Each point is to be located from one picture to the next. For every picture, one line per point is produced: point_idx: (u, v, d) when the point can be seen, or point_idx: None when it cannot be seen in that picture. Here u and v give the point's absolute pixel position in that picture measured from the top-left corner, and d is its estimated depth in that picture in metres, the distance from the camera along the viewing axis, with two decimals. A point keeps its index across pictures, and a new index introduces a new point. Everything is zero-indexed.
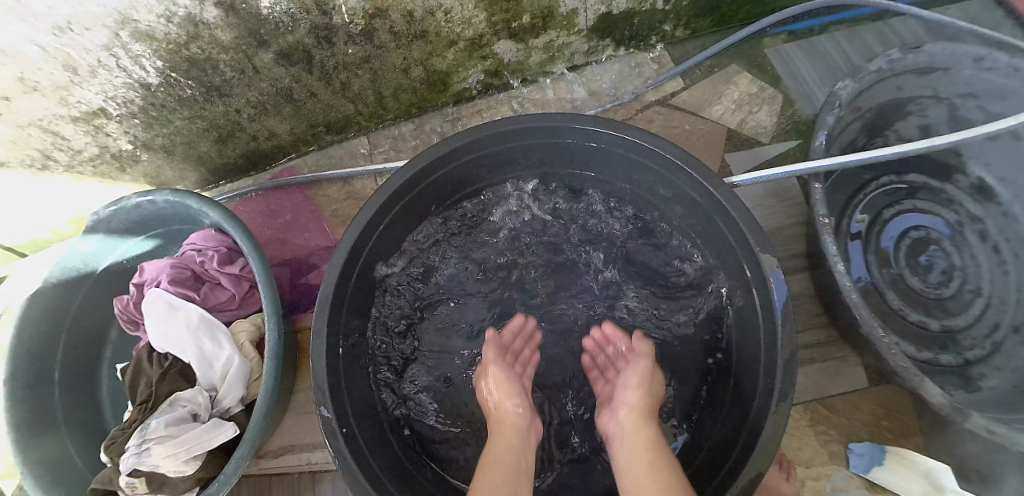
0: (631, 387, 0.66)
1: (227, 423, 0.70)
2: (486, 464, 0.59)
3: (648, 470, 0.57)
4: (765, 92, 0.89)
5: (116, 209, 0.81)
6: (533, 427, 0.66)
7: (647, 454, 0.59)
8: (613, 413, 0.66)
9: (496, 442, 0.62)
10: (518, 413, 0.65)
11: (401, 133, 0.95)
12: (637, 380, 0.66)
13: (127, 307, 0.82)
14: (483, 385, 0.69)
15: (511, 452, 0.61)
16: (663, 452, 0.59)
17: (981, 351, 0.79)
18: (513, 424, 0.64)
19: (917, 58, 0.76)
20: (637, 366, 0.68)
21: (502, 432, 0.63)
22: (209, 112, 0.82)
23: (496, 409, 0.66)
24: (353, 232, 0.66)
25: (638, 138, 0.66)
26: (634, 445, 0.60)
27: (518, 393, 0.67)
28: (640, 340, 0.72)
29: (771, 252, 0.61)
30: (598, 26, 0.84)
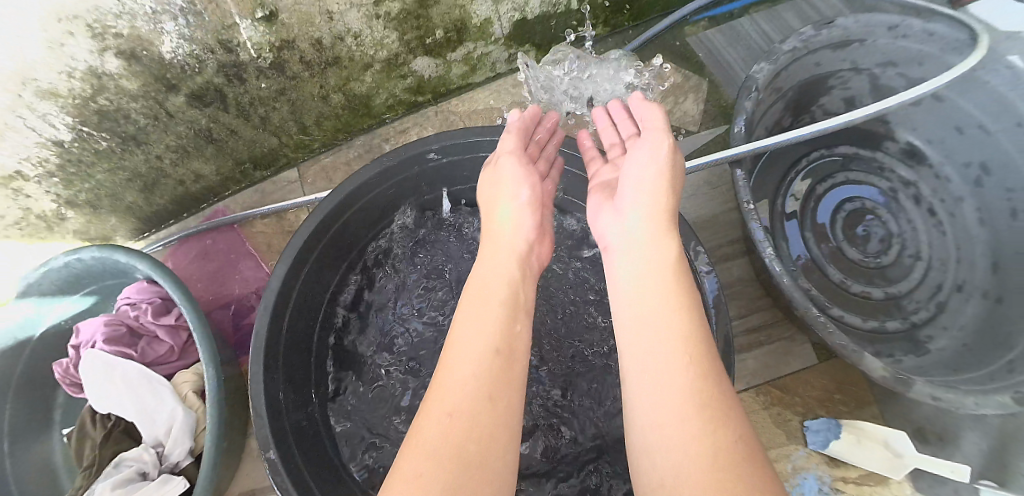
0: (648, 171, 0.57)
1: (176, 477, 0.69)
2: (473, 301, 0.51)
3: (649, 308, 0.47)
4: (689, 80, 0.90)
5: (45, 271, 0.79)
6: (535, 250, 0.60)
7: (660, 267, 0.49)
8: (618, 209, 0.57)
9: (491, 278, 0.53)
10: (515, 236, 0.58)
11: (333, 160, 0.94)
12: (656, 166, 0.57)
13: (68, 371, 0.80)
14: (495, 180, 0.63)
15: (508, 295, 0.51)
16: (682, 271, 0.49)
17: (927, 313, 0.81)
18: (516, 248, 0.57)
19: (830, 33, 0.76)
20: (649, 143, 0.59)
21: (503, 256, 0.56)
22: (129, 161, 0.80)
23: (494, 219, 0.61)
24: (279, 271, 0.64)
25: None
26: (650, 261, 0.50)
27: (526, 203, 0.60)
28: (655, 111, 0.61)
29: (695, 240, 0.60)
30: (514, 33, 0.84)
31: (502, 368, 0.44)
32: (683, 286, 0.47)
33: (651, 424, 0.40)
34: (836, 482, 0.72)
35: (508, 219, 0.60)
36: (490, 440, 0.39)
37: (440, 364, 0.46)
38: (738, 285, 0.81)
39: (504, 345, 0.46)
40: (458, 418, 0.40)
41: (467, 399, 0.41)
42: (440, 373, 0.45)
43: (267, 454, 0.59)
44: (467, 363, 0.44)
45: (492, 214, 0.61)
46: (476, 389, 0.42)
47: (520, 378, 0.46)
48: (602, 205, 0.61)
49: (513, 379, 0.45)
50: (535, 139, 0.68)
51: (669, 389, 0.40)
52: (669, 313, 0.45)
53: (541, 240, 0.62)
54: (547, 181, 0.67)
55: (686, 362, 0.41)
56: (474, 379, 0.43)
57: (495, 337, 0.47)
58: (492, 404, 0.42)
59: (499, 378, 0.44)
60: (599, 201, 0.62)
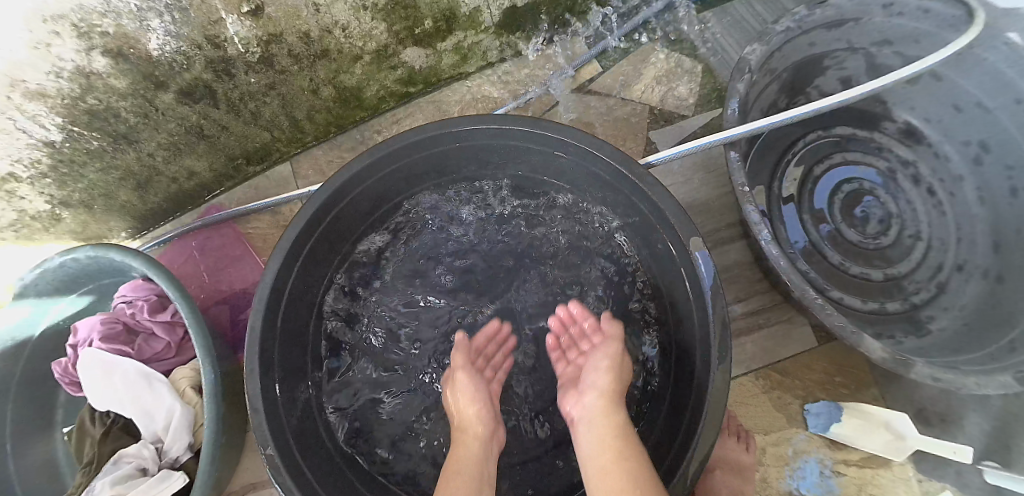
0: (600, 369, 0.64)
1: (176, 472, 0.69)
2: (449, 479, 0.59)
3: (610, 460, 0.56)
4: (683, 64, 0.89)
5: (41, 272, 0.79)
6: (497, 439, 0.65)
7: (606, 447, 0.57)
8: (578, 397, 0.64)
9: (460, 464, 0.60)
10: (477, 423, 0.65)
11: (326, 154, 0.94)
12: (607, 363, 0.64)
13: (67, 370, 0.81)
14: (453, 393, 0.68)
15: (478, 471, 0.60)
16: (628, 440, 0.58)
17: (927, 294, 0.80)
18: (477, 435, 0.63)
19: (824, 12, 0.75)
20: (604, 352, 0.66)
21: (470, 446, 0.62)
22: (122, 160, 0.80)
23: (460, 414, 0.66)
24: (272, 267, 0.63)
25: (550, 130, 0.65)
26: (601, 433, 0.59)
27: (481, 407, 0.66)
28: (610, 322, 0.70)
29: (691, 223, 0.60)
30: (504, 21, 0.83)
31: None
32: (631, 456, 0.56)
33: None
34: (837, 465, 0.72)
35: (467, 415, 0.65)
36: None
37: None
38: (735, 269, 0.81)
39: None
40: None
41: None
42: None
43: (263, 451, 0.58)
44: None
45: (456, 416, 0.67)
46: None
47: None
48: (566, 396, 0.67)
49: None
50: (489, 360, 0.74)
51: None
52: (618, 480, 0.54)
53: (500, 431, 0.67)
54: (496, 384, 0.72)
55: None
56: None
57: None
58: None
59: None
60: (564, 396, 0.68)
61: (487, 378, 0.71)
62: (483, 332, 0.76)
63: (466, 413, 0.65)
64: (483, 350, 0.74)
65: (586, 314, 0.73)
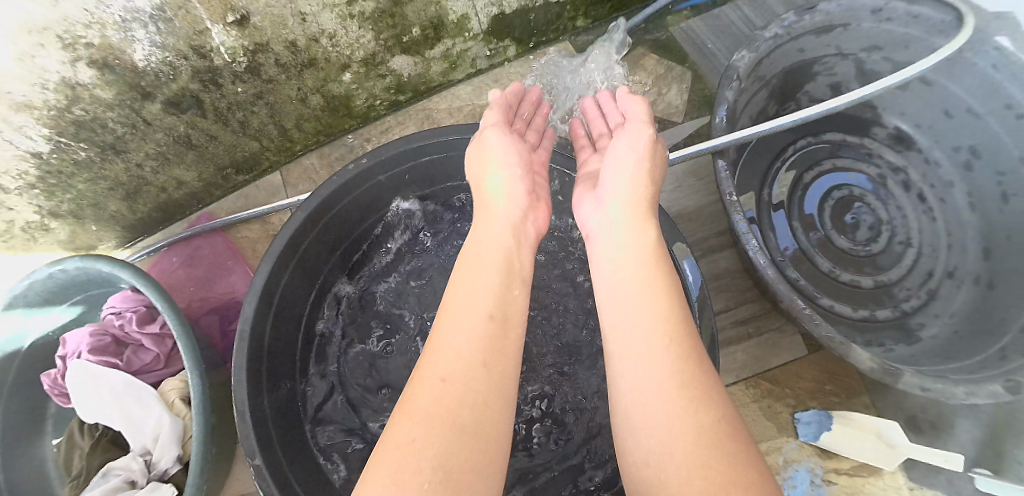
0: (632, 148, 0.59)
1: (165, 484, 0.69)
2: (468, 268, 0.51)
3: (640, 285, 0.47)
4: (673, 70, 0.89)
5: (29, 283, 0.78)
6: (530, 220, 0.59)
7: (649, 254, 0.50)
8: (600, 199, 0.58)
9: (485, 249, 0.53)
10: (510, 204, 0.58)
11: (314, 162, 0.93)
12: (638, 143, 0.60)
13: (56, 382, 0.80)
14: (476, 149, 0.63)
15: (509, 265, 0.51)
16: (662, 256, 0.50)
17: (918, 300, 0.80)
18: (512, 218, 0.57)
19: (812, 18, 0.76)
20: (629, 134, 0.61)
21: (498, 228, 0.55)
22: (110, 171, 0.80)
23: (492, 194, 0.59)
24: (258, 279, 0.63)
25: None
26: (632, 245, 0.51)
27: (515, 178, 0.60)
28: (637, 101, 0.64)
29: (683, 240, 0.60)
30: (492, 28, 0.82)
31: (496, 335, 0.44)
32: (665, 269, 0.48)
33: (637, 398, 0.41)
34: (828, 474, 0.72)
35: (497, 186, 0.59)
36: (485, 409, 0.39)
37: (425, 347, 0.44)
38: (726, 277, 0.80)
39: (498, 312, 0.46)
40: (451, 384, 0.40)
41: (458, 367, 0.41)
42: (432, 340, 0.45)
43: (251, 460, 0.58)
44: (460, 336, 0.43)
45: (483, 184, 0.61)
46: (473, 355, 0.42)
47: (516, 346, 0.46)
48: (584, 195, 0.62)
49: (508, 346, 0.45)
50: (524, 127, 0.70)
51: (650, 378, 0.40)
52: (647, 294, 0.46)
53: (537, 208, 0.61)
54: (539, 152, 0.68)
55: (675, 348, 0.41)
56: (468, 345, 0.43)
57: (491, 305, 0.46)
58: (487, 369, 0.42)
59: (494, 346, 0.43)
60: (583, 182, 0.65)
61: (522, 141, 0.67)
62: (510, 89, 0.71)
63: (486, 189, 0.60)
64: (514, 108, 0.70)
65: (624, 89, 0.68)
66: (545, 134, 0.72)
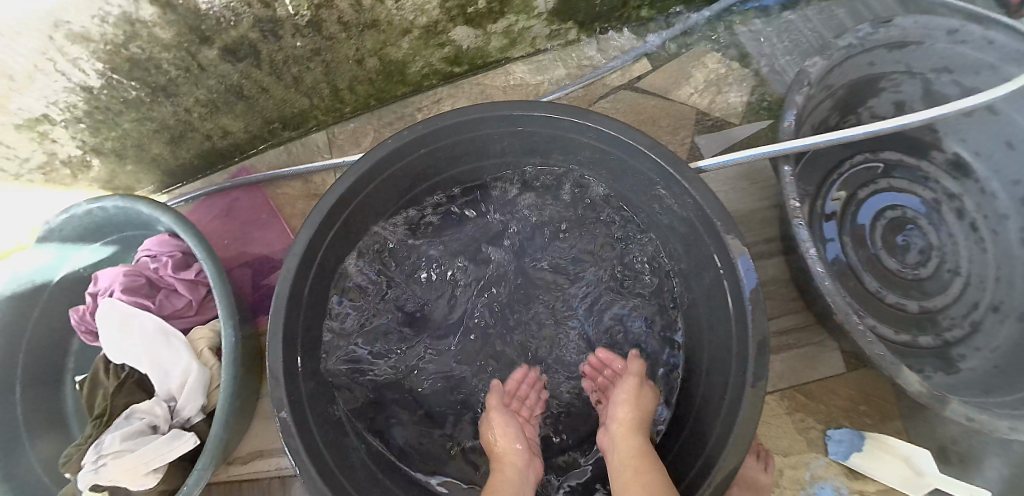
0: (621, 402, 0.67)
1: (187, 433, 0.69)
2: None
3: (632, 475, 0.59)
4: (734, 71, 0.87)
5: (67, 218, 0.78)
6: (533, 467, 0.67)
7: (633, 464, 0.60)
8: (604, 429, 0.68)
9: (504, 472, 0.64)
10: (512, 453, 0.66)
11: (361, 126, 0.91)
12: (625, 396, 0.67)
13: (83, 318, 0.80)
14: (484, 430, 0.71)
15: (515, 482, 0.63)
16: (650, 458, 0.60)
17: (961, 330, 0.78)
18: (516, 462, 0.66)
19: (887, 32, 0.74)
20: (624, 383, 0.69)
21: (504, 471, 0.64)
22: (158, 113, 0.78)
23: (501, 448, 0.67)
24: (304, 236, 0.62)
25: (600, 124, 0.63)
26: (624, 456, 0.62)
27: (511, 437, 0.68)
28: (634, 360, 0.73)
29: (739, 235, 0.58)
30: (557, 8, 0.80)
31: None
32: (650, 464, 0.60)
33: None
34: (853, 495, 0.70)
35: (498, 441, 0.68)
36: None
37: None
38: (771, 285, 0.79)
39: None
40: None
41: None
42: None
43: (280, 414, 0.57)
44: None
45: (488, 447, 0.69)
46: None
47: None
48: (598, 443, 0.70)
49: None
50: (526, 395, 0.75)
51: None
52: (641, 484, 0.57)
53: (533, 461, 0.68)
54: (530, 425, 0.73)
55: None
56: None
57: None
58: None
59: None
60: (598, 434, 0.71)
61: (523, 420, 0.72)
62: (513, 374, 0.77)
63: (501, 442, 0.68)
64: (514, 390, 0.75)
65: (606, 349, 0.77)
66: (539, 403, 0.76)
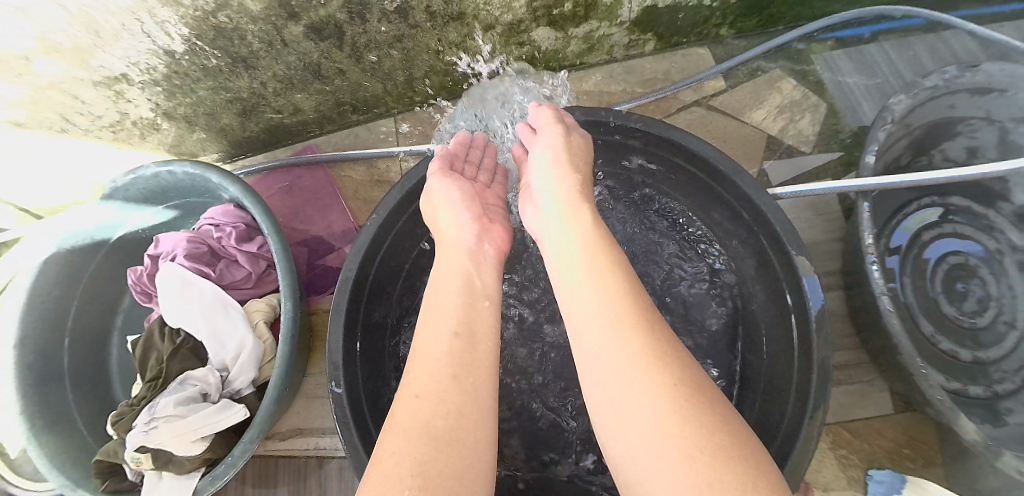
0: (545, 170, 0.60)
1: (236, 404, 0.69)
2: (429, 298, 0.53)
3: (593, 268, 0.48)
4: (808, 100, 0.87)
5: (133, 178, 0.79)
6: (485, 241, 0.61)
7: (592, 242, 0.51)
8: (537, 202, 0.60)
9: (445, 274, 0.55)
10: (460, 235, 0.60)
11: (430, 115, 0.91)
12: (552, 150, 0.61)
13: (141, 279, 0.81)
14: (427, 204, 0.64)
15: (450, 279, 0.54)
16: (609, 242, 0.52)
17: (1011, 385, 0.76)
18: (461, 244, 0.59)
19: (972, 77, 0.73)
20: (546, 138, 0.62)
21: (454, 255, 0.57)
22: (234, 84, 0.79)
23: (441, 229, 0.61)
24: (376, 219, 0.64)
25: (668, 133, 0.63)
26: (584, 237, 0.52)
27: (464, 211, 0.61)
28: (542, 110, 0.65)
29: (807, 257, 0.57)
30: (641, 19, 0.80)
31: (462, 351, 0.46)
32: (609, 247, 0.51)
33: (607, 402, 0.41)
34: None
35: (447, 223, 0.61)
36: (459, 417, 0.41)
37: (406, 368, 0.47)
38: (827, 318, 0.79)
39: (463, 329, 0.48)
40: (424, 398, 0.42)
41: (433, 386, 0.43)
42: (404, 378, 0.46)
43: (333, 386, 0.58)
44: (429, 355, 0.46)
45: (437, 227, 0.62)
46: (445, 367, 0.45)
47: (488, 360, 0.47)
48: (526, 201, 0.63)
49: (479, 361, 0.46)
50: (464, 164, 0.70)
51: (610, 345, 0.42)
52: (604, 275, 0.47)
53: (491, 230, 0.63)
54: (490, 203, 0.67)
55: (636, 334, 0.42)
56: (439, 363, 0.45)
57: (456, 324, 0.49)
58: (457, 381, 0.44)
59: (466, 361, 0.46)
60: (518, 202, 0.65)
61: (469, 179, 0.68)
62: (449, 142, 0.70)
63: (437, 230, 0.62)
64: (460, 156, 0.70)
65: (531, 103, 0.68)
66: (498, 170, 0.74)
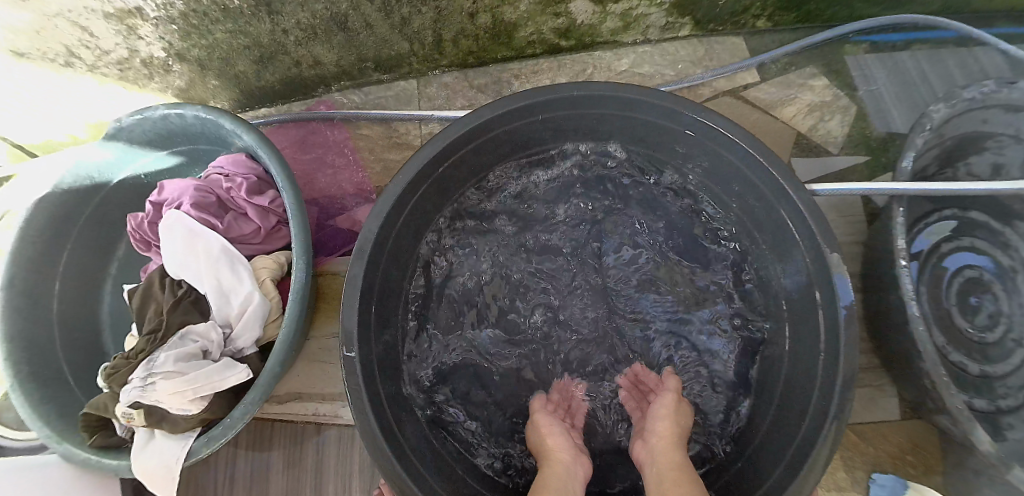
0: (659, 414, 0.65)
1: (239, 364, 0.66)
2: (536, 490, 0.58)
3: (672, 485, 0.56)
4: (840, 100, 0.86)
5: (140, 119, 0.75)
6: (580, 464, 0.63)
7: (671, 475, 0.57)
8: (646, 443, 0.64)
9: (545, 480, 0.59)
10: (562, 456, 0.63)
11: (455, 81, 0.88)
12: (666, 411, 0.65)
13: (140, 227, 0.77)
14: (532, 430, 0.67)
15: (561, 489, 0.58)
16: (689, 473, 0.58)
17: (1015, 401, 0.76)
18: (563, 460, 0.62)
19: (1011, 93, 0.72)
20: (664, 396, 0.67)
21: (553, 472, 0.60)
22: (255, 29, 0.75)
23: (551, 448, 0.64)
24: (400, 181, 0.60)
25: (713, 122, 0.60)
26: (661, 468, 0.59)
27: (563, 440, 0.65)
28: (669, 375, 0.71)
29: (839, 252, 0.56)
30: (680, 1, 0.78)
31: None
32: (691, 481, 0.56)
33: None
34: None
35: (546, 448, 0.64)
36: None
37: None
38: None
39: None
40: None
41: None
42: None
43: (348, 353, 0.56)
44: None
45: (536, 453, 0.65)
46: None
47: None
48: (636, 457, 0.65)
49: None
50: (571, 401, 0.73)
51: None
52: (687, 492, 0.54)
53: (583, 462, 0.64)
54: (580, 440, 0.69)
55: None
56: None
57: None
58: None
59: None
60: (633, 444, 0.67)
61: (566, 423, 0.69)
62: (554, 385, 0.74)
63: (549, 439, 0.64)
64: (558, 401, 0.72)
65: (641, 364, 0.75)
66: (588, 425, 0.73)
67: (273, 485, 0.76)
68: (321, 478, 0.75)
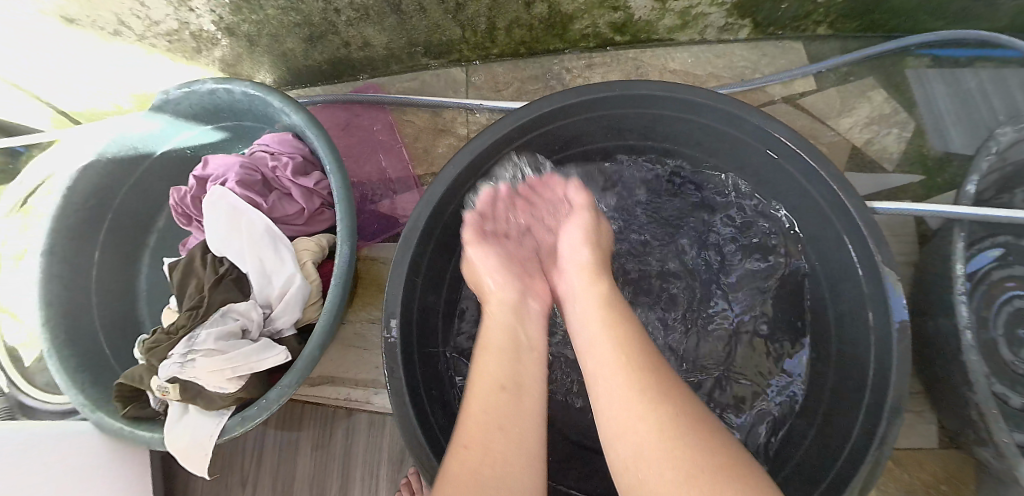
0: (575, 242, 0.62)
1: (277, 346, 0.66)
2: (477, 351, 0.52)
3: (601, 325, 0.50)
4: (898, 114, 0.84)
5: (188, 92, 0.75)
6: (532, 298, 0.59)
7: (599, 308, 0.52)
8: (570, 269, 0.60)
9: (489, 331, 0.54)
10: (502, 300, 0.58)
11: (503, 72, 0.87)
12: (583, 236, 0.62)
13: (183, 201, 0.77)
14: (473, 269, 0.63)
15: (511, 334, 0.53)
16: (617, 303, 0.53)
17: None
18: (507, 300, 0.58)
19: None
20: (577, 219, 0.64)
21: (499, 317, 0.56)
22: (307, 6, 0.74)
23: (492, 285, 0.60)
24: (450, 172, 0.59)
25: (777, 131, 0.58)
26: (585, 300, 0.54)
27: (503, 275, 0.60)
28: (575, 190, 0.66)
29: (893, 263, 0.54)
30: (743, 2, 0.75)
31: (510, 404, 0.46)
32: (620, 310, 0.52)
33: (618, 446, 0.41)
34: None
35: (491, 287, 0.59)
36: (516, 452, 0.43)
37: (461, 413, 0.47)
38: None
39: (508, 381, 0.48)
40: (483, 445, 0.43)
41: (484, 438, 0.43)
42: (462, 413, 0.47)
43: (387, 334, 0.56)
44: (482, 405, 0.46)
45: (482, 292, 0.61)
46: (493, 416, 0.45)
47: (535, 411, 0.47)
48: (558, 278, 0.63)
49: (526, 413, 0.46)
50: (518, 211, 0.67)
51: (624, 389, 0.43)
52: (616, 328, 0.49)
53: (535, 286, 0.61)
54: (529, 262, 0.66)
55: (645, 377, 0.43)
56: (487, 415, 0.45)
57: (503, 375, 0.48)
58: (505, 433, 0.44)
59: (507, 411, 0.45)
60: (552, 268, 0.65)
61: (505, 243, 0.65)
62: (478, 195, 0.65)
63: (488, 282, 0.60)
64: (492, 215, 0.66)
65: (550, 175, 0.68)
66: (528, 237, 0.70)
67: (303, 465, 0.77)
68: (348, 464, 0.75)
